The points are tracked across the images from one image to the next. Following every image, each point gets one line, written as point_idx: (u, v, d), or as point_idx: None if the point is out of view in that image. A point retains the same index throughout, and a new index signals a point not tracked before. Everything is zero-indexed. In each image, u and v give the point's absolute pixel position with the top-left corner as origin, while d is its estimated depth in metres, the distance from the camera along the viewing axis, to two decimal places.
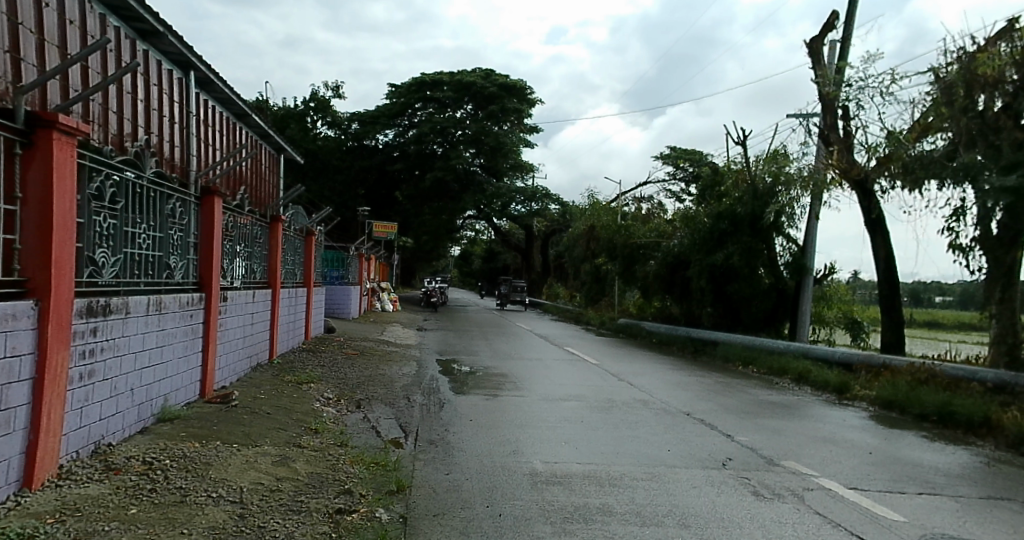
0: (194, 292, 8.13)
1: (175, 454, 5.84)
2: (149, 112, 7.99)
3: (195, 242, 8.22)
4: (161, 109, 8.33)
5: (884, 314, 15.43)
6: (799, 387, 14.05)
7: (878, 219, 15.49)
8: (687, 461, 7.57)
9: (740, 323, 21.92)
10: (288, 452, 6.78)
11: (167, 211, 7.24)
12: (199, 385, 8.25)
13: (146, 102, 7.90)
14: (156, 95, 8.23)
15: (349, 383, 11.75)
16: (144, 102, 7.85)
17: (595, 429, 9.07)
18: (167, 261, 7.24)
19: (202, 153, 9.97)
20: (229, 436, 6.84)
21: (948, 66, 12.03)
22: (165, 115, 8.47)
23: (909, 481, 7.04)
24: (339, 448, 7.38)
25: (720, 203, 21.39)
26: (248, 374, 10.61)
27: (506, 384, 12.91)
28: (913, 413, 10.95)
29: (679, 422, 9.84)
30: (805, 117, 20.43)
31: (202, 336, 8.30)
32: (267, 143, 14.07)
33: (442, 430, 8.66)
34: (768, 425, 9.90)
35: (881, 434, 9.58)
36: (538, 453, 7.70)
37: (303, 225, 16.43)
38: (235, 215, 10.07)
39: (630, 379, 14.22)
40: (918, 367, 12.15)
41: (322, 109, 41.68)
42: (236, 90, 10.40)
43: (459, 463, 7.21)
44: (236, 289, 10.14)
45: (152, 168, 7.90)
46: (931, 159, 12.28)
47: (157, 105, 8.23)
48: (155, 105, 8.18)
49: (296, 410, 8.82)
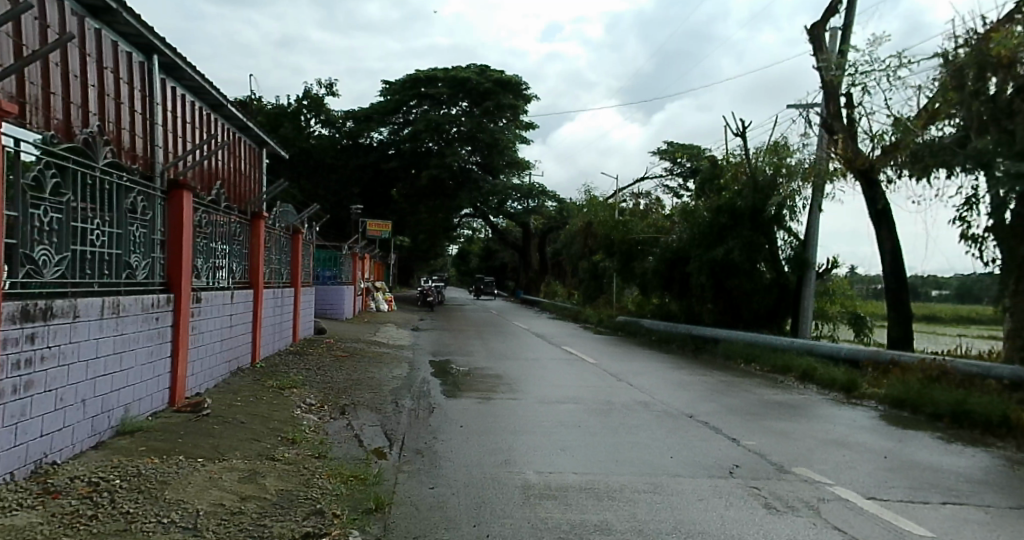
0: (160, 293, 7.60)
1: (129, 473, 5.33)
2: (102, 97, 7.48)
3: (161, 239, 7.69)
4: (117, 95, 7.83)
5: (891, 308, 14.91)
6: (804, 386, 13.52)
7: (884, 211, 14.92)
8: (691, 469, 7.04)
9: (741, 319, 21.50)
10: (258, 466, 6.23)
11: (127, 205, 6.73)
12: (167, 393, 7.70)
13: (99, 88, 7.40)
14: (112, 79, 7.72)
15: (334, 387, 11.20)
16: (96, 87, 7.35)
17: (593, 435, 8.55)
18: (127, 260, 6.71)
19: (169, 143, 9.46)
20: (193, 450, 6.30)
21: (956, 50, 11.49)
22: (123, 102, 7.96)
23: (931, 488, 6.48)
24: (316, 460, 6.84)
25: (719, 196, 20.82)
26: (226, 379, 10.06)
27: (500, 386, 12.38)
28: (925, 412, 10.40)
29: (681, 425, 9.30)
30: (806, 106, 19.92)
31: (171, 340, 7.74)
32: (246, 135, 13.50)
33: (430, 438, 8.12)
34: (775, 428, 9.36)
35: (894, 436, 9.03)
36: (531, 462, 7.18)
37: (289, 223, 15.88)
38: (211, 211, 9.52)
39: (629, 379, 13.64)
40: (929, 363, 11.58)
41: (315, 108, 41.09)
42: (207, 77, 9.89)
43: (445, 475, 6.68)
44: (212, 290, 9.60)
45: (105, 157, 7.38)
46: (941, 145, 11.78)
47: (111, 91, 7.71)
48: (110, 91, 7.67)
49: (274, 418, 8.28)
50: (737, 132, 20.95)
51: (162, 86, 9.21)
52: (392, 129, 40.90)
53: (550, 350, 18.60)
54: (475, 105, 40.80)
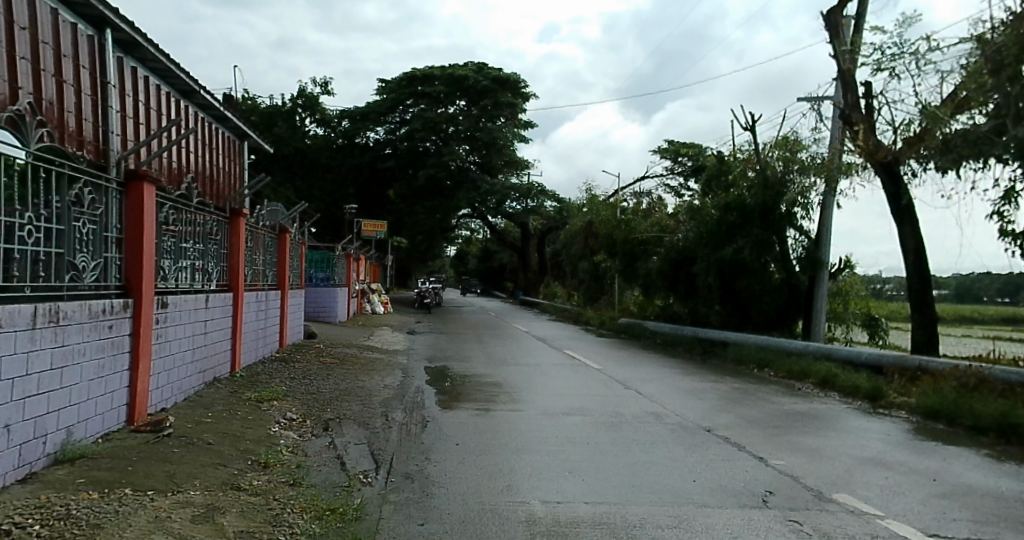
0: (116, 298, 6.72)
1: (58, 514, 4.47)
2: (35, 72, 6.68)
3: (117, 237, 6.83)
4: (57, 72, 7.05)
5: (914, 310, 14.04)
6: (825, 393, 12.64)
7: (908, 207, 14.03)
8: (719, 497, 6.17)
9: (750, 321, 20.68)
10: (219, 500, 5.35)
11: (72, 198, 5.88)
12: (125, 410, 6.83)
13: (32, 62, 6.64)
14: (49, 53, 6.95)
15: (320, 399, 10.30)
16: (28, 61, 6.59)
17: (604, 454, 7.65)
18: (70, 260, 5.86)
19: (126, 129, 8.64)
20: (143, 481, 5.45)
21: (992, 31, 10.58)
22: (65, 79, 7.19)
23: (1000, 522, 5.59)
24: (291, 489, 5.96)
25: (727, 194, 19.78)
26: (199, 392, 9.18)
27: (500, 395, 11.49)
28: (964, 425, 9.48)
29: (701, 443, 8.38)
30: (818, 98, 19.06)
31: (129, 350, 6.86)
32: (222, 126, 12.60)
33: (422, 460, 7.23)
34: (803, 444, 8.47)
35: (938, 453, 8.12)
36: (535, 488, 6.31)
37: (276, 222, 14.97)
38: (181, 208, 8.63)
39: (638, 387, 12.76)
40: (963, 370, 10.68)
41: (311, 107, 39.50)
42: (168, 55, 9.04)
43: (439, 507, 5.79)
44: (182, 294, 8.69)
45: (41, 139, 6.58)
46: (978, 135, 10.87)
47: (49, 67, 6.93)
48: (47, 66, 6.90)
49: (247, 437, 7.42)
50: (745, 127, 20.08)
51: (115, 65, 8.41)
52: (389, 127, 39.91)
53: (552, 355, 17.73)
54: (473, 104, 39.90)
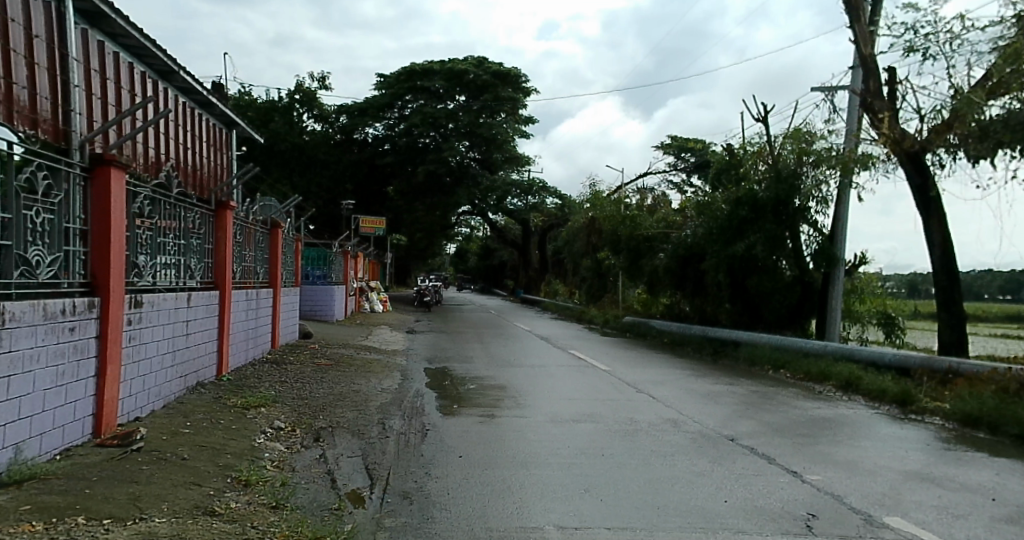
0: (81, 296, 6.02)
1: None
2: None
3: (81, 228, 6.12)
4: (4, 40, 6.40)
5: (941, 309, 13.30)
6: (848, 397, 11.92)
7: (935, 199, 13.29)
8: (757, 521, 5.46)
9: (761, 319, 19.97)
10: (186, 529, 4.63)
11: (22, 183, 5.18)
12: (90, 421, 6.14)
13: None
14: None
15: (312, 405, 9.57)
16: None
17: (623, 468, 6.95)
18: (19, 254, 5.16)
19: (87, 108, 7.98)
20: (98, 508, 4.72)
21: None
22: (14, 49, 6.54)
23: None
24: (272, 514, 5.23)
25: (737, 188, 19.07)
26: (179, 398, 8.45)
27: (504, 400, 10.76)
28: (1008, 433, 8.76)
29: (726, 454, 7.66)
30: (831, 89, 18.38)
31: (95, 355, 6.15)
32: (206, 113, 11.88)
33: (421, 476, 6.51)
34: (839, 456, 7.73)
35: (989, 466, 7.40)
36: (550, 511, 5.60)
37: (269, 217, 14.22)
38: (158, 198, 7.89)
39: (651, 391, 12.04)
40: (1003, 373, 9.96)
41: (309, 102, 38.54)
42: (136, 29, 8.41)
43: (439, 534, 5.07)
44: (160, 292, 7.95)
45: None
46: (1018, 119, 10.10)
47: None
48: None
49: (228, 450, 6.70)
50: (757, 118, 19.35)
51: (75, 37, 7.78)
52: (388, 123, 39.14)
53: (557, 355, 17.00)
54: (473, 99, 39.19)
